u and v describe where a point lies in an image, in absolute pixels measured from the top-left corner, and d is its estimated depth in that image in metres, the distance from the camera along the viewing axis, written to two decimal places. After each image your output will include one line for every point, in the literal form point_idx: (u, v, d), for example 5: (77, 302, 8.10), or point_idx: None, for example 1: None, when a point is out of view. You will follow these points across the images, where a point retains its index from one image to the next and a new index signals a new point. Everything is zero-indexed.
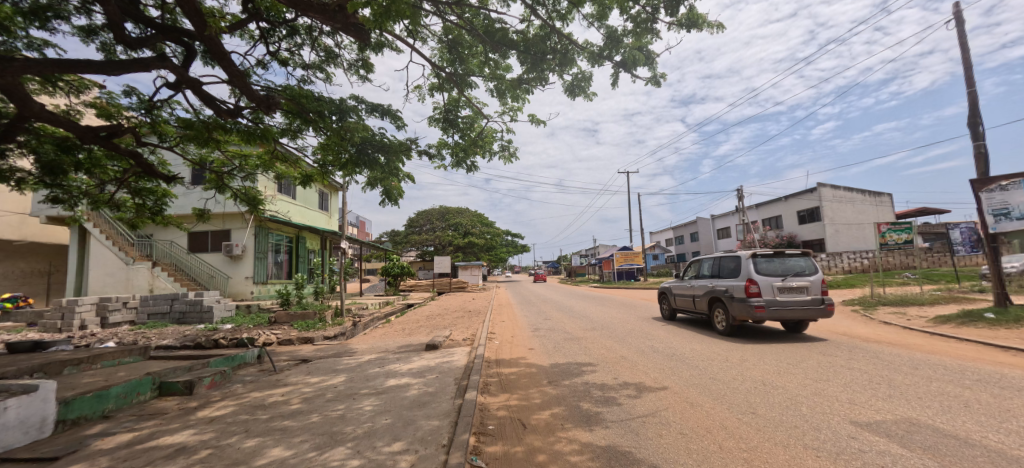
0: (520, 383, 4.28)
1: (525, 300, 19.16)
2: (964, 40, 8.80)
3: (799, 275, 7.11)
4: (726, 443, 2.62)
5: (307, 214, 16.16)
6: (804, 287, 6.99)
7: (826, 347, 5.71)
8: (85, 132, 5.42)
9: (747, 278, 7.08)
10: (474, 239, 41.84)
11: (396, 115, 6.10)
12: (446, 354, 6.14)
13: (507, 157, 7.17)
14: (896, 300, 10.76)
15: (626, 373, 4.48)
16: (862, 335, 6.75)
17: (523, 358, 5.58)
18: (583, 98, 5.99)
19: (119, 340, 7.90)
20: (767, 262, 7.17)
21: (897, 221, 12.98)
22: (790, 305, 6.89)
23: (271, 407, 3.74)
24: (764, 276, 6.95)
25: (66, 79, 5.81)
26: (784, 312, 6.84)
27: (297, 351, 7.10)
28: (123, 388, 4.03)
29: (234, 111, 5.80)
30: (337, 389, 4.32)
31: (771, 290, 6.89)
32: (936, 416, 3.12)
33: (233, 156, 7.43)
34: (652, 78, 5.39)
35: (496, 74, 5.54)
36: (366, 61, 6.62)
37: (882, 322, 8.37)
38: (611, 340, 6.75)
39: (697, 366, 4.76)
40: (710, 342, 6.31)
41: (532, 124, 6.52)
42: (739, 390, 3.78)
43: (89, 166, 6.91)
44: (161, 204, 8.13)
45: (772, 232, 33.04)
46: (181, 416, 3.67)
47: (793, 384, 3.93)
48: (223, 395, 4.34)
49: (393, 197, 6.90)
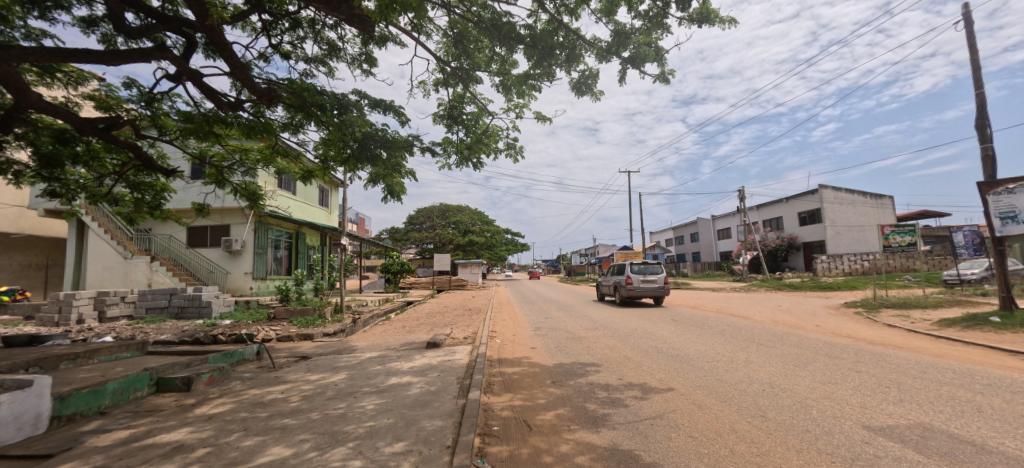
0: (524, 382, 4.21)
1: (525, 298, 19.00)
2: (973, 41, 8.73)
3: (655, 273, 12.92)
4: (737, 447, 2.56)
5: (307, 210, 16.08)
6: (656, 279, 12.77)
7: (832, 350, 5.65)
8: (83, 124, 5.31)
9: (627, 274, 12.92)
10: (474, 237, 41.66)
11: (399, 111, 6.04)
12: (447, 352, 6.08)
13: (513, 155, 7.07)
14: (898, 303, 10.71)
15: (631, 373, 4.42)
16: (868, 338, 6.69)
17: (526, 358, 5.51)
18: (591, 96, 5.92)
19: (117, 335, 7.81)
20: (638, 266, 12.96)
21: (900, 224, 12.90)
22: (648, 289, 12.74)
23: (271, 405, 3.66)
24: (635, 273, 12.77)
25: (64, 70, 5.73)
26: (643, 292, 12.78)
27: (297, 348, 7.04)
28: (120, 384, 3.95)
29: (234, 105, 5.70)
30: (337, 387, 4.25)
31: (637, 281, 12.79)
32: (950, 421, 3.06)
33: (233, 150, 7.32)
34: (661, 76, 5.33)
35: (502, 70, 5.46)
36: (369, 54, 6.52)
37: (886, 324, 8.32)
38: (614, 340, 6.68)
39: (702, 367, 4.71)
40: (714, 343, 6.25)
41: (538, 121, 6.43)
42: (746, 392, 3.73)
43: (87, 159, 6.80)
44: (160, 199, 8.03)
45: (773, 233, 32.98)
46: (179, 413, 3.60)
47: (801, 387, 3.86)
48: (221, 392, 4.27)
49: (395, 193, 6.85)
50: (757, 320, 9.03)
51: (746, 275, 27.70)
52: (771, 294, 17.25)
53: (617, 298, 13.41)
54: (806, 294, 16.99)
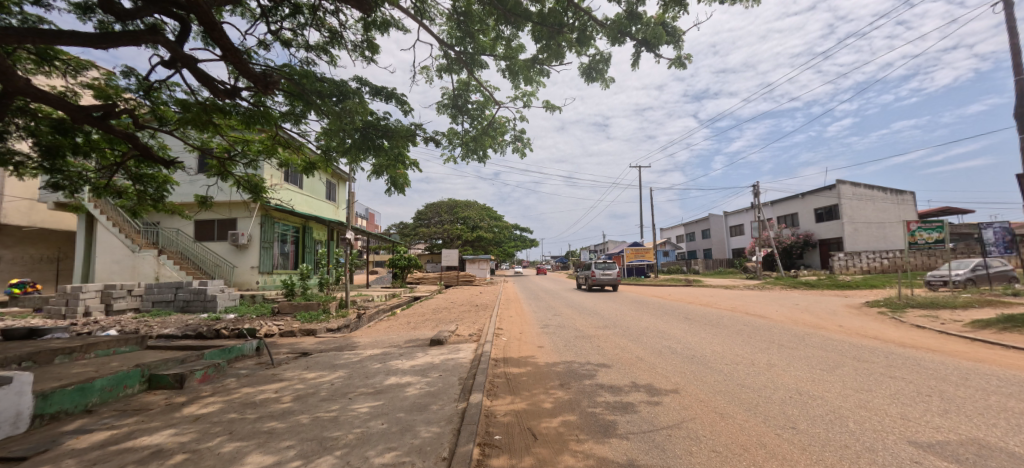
0: (528, 384, 3.95)
1: (533, 295, 18.69)
2: (1013, 24, 8.14)
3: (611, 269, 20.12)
4: (768, 465, 2.28)
5: (314, 204, 16.09)
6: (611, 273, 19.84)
7: (860, 352, 5.27)
8: (77, 112, 5.16)
9: (594, 269, 19.88)
10: (483, 233, 41.19)
11: (402, 99, 5.78)
12: (452, 350, 5.85)
13: (520, 148, 6.78)
14: (925, 303, 10.18)
15: (643, 375, 4.12)
16: (896, 339, 6.29)
17: (531, 357, 5.24)
18: (601, 83, 5.61)
19: (122, 328, 7.75)
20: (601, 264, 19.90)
21: (927, 219, 12.29)
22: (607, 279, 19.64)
23: (261, 406, 3.48)
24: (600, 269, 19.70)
25: (61, 58, 5.61)
26: (604, 281, 19.71)
27: (299, 343, 6.89)
28: (109, 381, 3.81)
29: (231, 92, 5.49)
30: (333, 386, 4.05)
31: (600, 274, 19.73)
32: (1007, 438, 2.72)
33: (234, 141, 7.14)
34: (676, 60, 4.98)
35: (508, 54, 5.17)
36: (371, 41, 6.26)
37: (914, 325, 7.88)
38: (625, 339, 6.39)
39: (720, 370, 4.39)
40: (731, 343, 5.93)
41: (546, 110, 6.10)
42: (771, 399, 3.43)
43: (88, 150, 6.70)
44: (163, 191, 7.89)
45: (788, 230, 32.12)
46: (165, 414, 3.43)
47: (832, 394, 3.53)
48: (214, 390, 4.11)
49: (399, 186, 6.64)
50: (775, 319, 8.63)
51: (760, 273, 26.90)
52: (787, 292, 16.70)
53: (587, 286, 20.06)
54: (824, 292, 16.37)
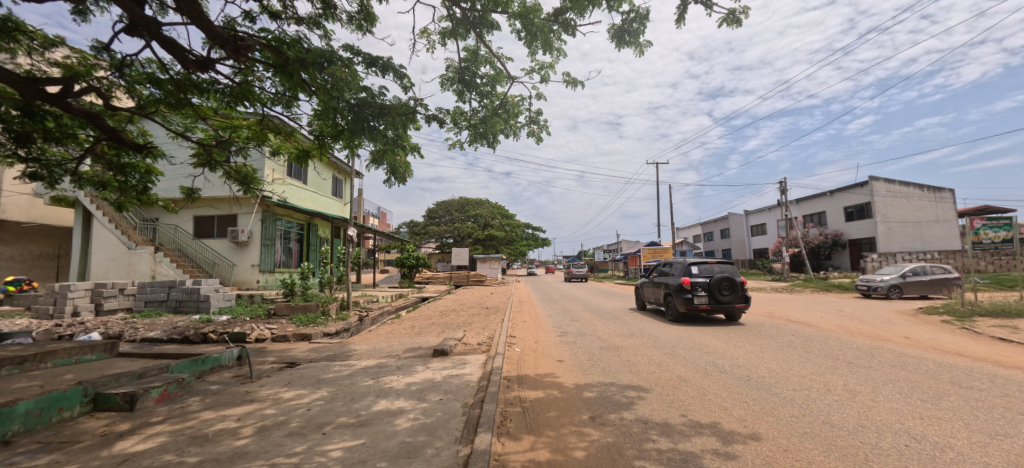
0: (549, 416, 3.13)
1: (546, 296, 17.79)
2: None
3: None
4: None
5: (319, 200, 15.60)
6: None
7: (954, 375, 4.29)
8: (27, 87, 4.48)
9: None
10: (494, 231, 40.33)
11: (400, 71, 5.02)
12: (458, 363, 5.08)
13: (536, 131, 5.97)
14: (994, 310, 8.98)
15: (695, 406, 3.27)
16: (984, 356, 5.28)
17: (552, 375, 4.43)
18: (635, 49, 4.75)
19: (104, 330, 7.20)
20: None
21: (991, 217, 10.96)
22: None
23: (212, 443, 2.75)
24: None
25: (24, 30, 4.98)
26: None
27: (289, 350, 6.21)
28: (37, 404, 3.11)
29: (205, 65, 4.79)
30: (308, 414, 3.29)
31: None
32: None
33: (221, 125, 6.45)
34: (731, 15, 4.07)
35: (524, 10, 4.37)
36: (368, 10, 5.49)
37: (993, 337, 6.81)
38: (658, 352, 5.54)
39: (791, 398, 3.50)
40: (787, 360, 4.99)
41: (566, 86, 5.27)
42: (885, 450, 2.51)
43: (62, 137, 6.10)
44: (147, 182, 7.27)
45: (815, 229, 30.45)
46: (89, 452, 2.70)
47: (965, 444, 2.60)
48: (167, 415, 3.40)
49: (400, 176, 5.91)
50: (825, 328, 7.61)
51: (788, 274, 25.22)
52: (824, 296, 15.38)
53: None
54: (862, 296, 15.09)
